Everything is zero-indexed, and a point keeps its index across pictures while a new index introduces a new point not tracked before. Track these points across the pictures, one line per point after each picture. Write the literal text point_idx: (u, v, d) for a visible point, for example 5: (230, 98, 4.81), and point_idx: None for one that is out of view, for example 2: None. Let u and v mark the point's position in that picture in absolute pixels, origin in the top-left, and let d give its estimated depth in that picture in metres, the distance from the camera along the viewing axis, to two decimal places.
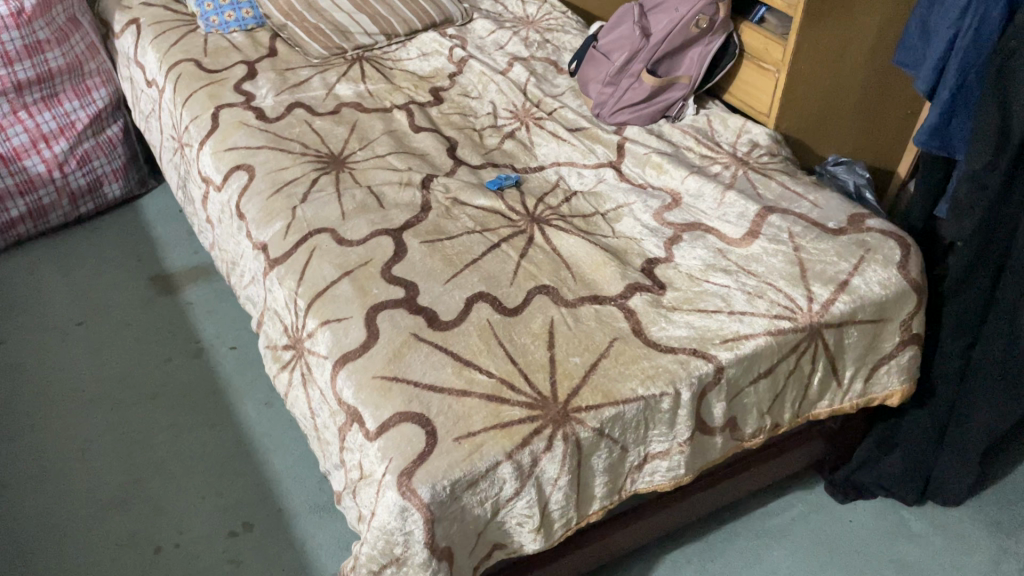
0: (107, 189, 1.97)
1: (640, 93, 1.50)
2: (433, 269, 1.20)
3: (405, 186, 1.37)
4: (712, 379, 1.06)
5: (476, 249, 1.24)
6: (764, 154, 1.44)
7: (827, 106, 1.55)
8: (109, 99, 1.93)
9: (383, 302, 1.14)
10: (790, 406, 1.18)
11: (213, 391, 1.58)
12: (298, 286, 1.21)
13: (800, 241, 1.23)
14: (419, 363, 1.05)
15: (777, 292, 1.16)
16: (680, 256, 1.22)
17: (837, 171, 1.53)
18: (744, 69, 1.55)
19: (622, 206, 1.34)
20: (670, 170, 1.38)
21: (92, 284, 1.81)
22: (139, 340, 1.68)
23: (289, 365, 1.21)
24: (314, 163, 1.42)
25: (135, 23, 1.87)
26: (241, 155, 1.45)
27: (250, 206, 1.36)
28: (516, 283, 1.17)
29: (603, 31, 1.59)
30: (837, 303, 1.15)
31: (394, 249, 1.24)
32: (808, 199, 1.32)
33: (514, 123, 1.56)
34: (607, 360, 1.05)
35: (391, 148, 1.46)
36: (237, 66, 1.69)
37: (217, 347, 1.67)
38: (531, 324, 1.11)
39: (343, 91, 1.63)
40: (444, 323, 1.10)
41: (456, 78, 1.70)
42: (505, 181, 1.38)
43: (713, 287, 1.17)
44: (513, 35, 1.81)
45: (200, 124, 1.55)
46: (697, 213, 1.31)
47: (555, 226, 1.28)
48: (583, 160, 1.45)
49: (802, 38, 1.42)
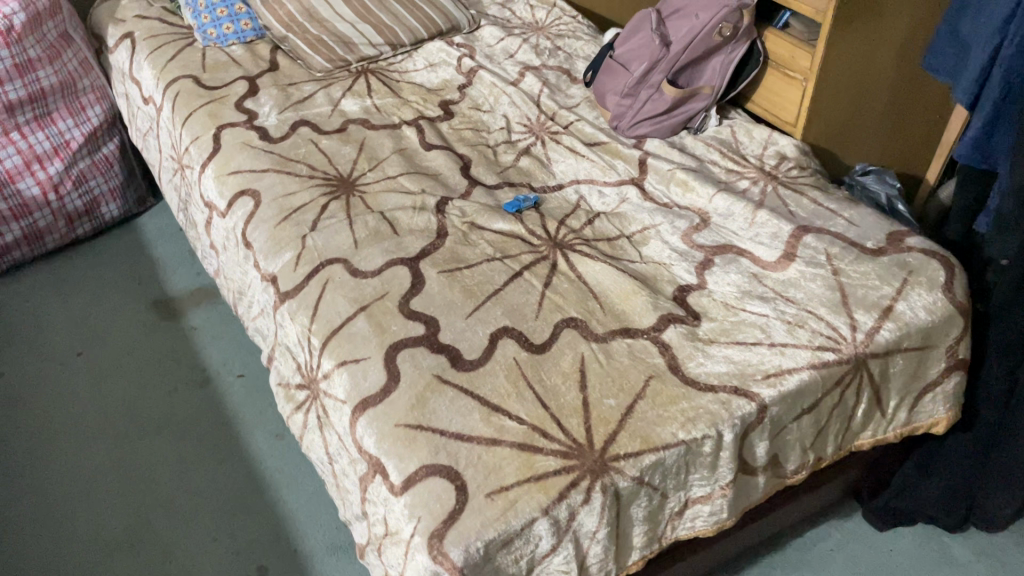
0: (104, 209, 1.91)
1: (661, 104, 1.44)
2: (454, 302, 1.13)
3: (419, 210, 1.30)
4: (755, 418, 1.01)
5: (498, 278, 1.18)
6: (793, 167, 1.38)
7: (856, 114, 1.48)
8: (104, 116, 1.86)
9: (403, 340, 1.08)
10: (832, 440, 1.13)
11: (221, 424, 1.52)
12: (311, 322, 1.15)
13: (839, 263, 1.17)
14: (444, 408, 0.99)
15: (819, 321, 1.10)
16: (712, 282, 1.16)
17: (867, 182, 1.48)
18: (769, 77, 1.49)
19: (648, 228, 1.27)
20: (697, 188, 1.32)
21: (91, 310, 1.75)
22: (142, 370, 1.62)
23: (303, 406, 1.15)
24: (322, 188, 1.35)
25: (129, 37, 1.80)
26: (245, 179, 1.39)
27: (257, 234, 1.30)
28: (542, 316, 1.11)
29: (619, 40, 1.52)
30: (882, 331, 1.09)
31: (411, 280, 1.17)
32: (843, 216, 1.26)
33: (529, 137, 1.49)
34: (644, 402, 0.99)
35: (402, 168, 1.40)
36: (238, 81, 1.62)
37: (224, 375, 1.61)
38: (560, 362, 1.04)
39: (349, 106, 1.56)
40: (468, 364, 1.04)
41: (466, 90, 1.63)
42: (523, 202, 1.32)
43: (750, 316, 1.10)
44: (523, 43, 1.74)
45: (200, 145, 1.49)
46: (728, 234, 1.24)
47: (579, 251, 1.22)
48: (603, 176, 1.39)
49: (832, 45, 1.35)
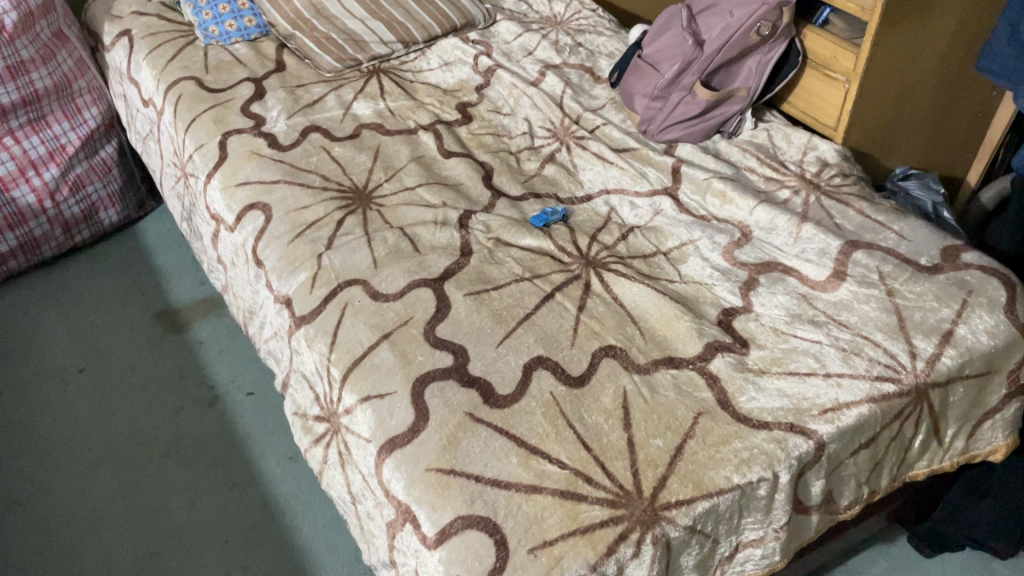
0: (103, 215, 1.83)
1: (693, 108, 1.36)
2: (483, 328, 1.06)
3: (441, 225, 1.22)
4: (812, 457, 0.94)
5: (529, 300, 1.10)
6: (836, 175, 1.30)
7: (898, 116, 1.40)
8: (101, 118, 1.77)
9: (430, 373, 1.00)
10: (888, 472, 1.05)
11: (232, 447, 1.45)
12: (330, 350, 1.07)
13: (893, 283, 1.10)
14: (478, 450, 0.91)
15: (876, 348, 1.02)
16: (758, 304, 1.09)
17: (910, 187, 1.41)
18: (807, 77, 1.41)
19: (686, 243, 1.19)
20: (736, 199, 1.24)
21: (91, 324, 1.67)
22: (147, 388, 1.55)
23: (323, 440, 1.07)
24: (337, 201, 1.27)
25: (127, 34, 1.71)
26: (255, 192, 1.31)
27: (268, 252, 1.22)
28: (578, 344, 1.04)
29: (647, 39, 1.44)
30: (943, 359, 1.01)
31: (436, 303, 1.10)
32: (892, 229, 1.18)
33: (553, 143, 1.41)
34: (693, 442, 0.92)
35: (421, 178, 1.32)
36: (243, 83, 1.53)
37: (233, 393, 1.53)
38: (601, 397, 0.97)
39: (362, 110, 1.49)
40: (501, 399, 0.97)
41: (484, 91, 1.55)
42: (551, 216, 1.24)
43: (802, 343, 1.03)
44: (542, 39, 1.66)
45: (205, 154, 1.41)
46: (771, 250, 1.17)
47: (613, 270, 1.14)
48: (634, 186, 1.31)
49: (878, 45, 1.27)
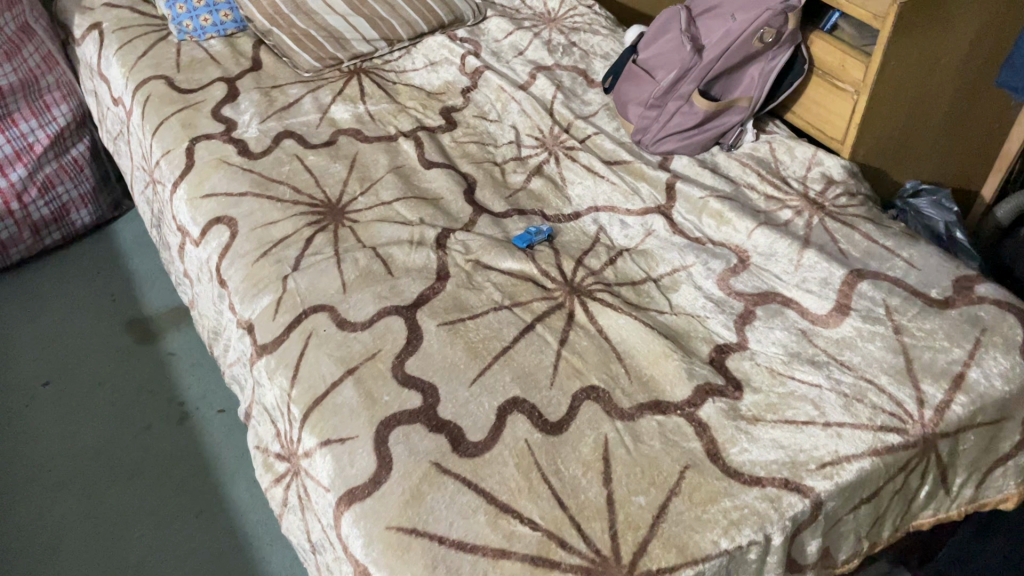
0: (74, 216, 1.75)
1: (691, 119, 1.27)
2: (456, 364, 0.98)
3: (417, 246, 1.14)
4: (808, 516, 0.86)
5: (507, 332, 1.02)
6: (841, 194, 1.21)
7: (910, 129, 1.32)
8: (72, 115, 1.69)
9: (395, 416, 0.92)
10: (890, 523, 0.97)
11: (200, 469, 1.38)
12: (291, 385, 0.99)
13: (900, 318, 1.01)
14: (442, 507, 0.84)
15: (880, 394, 0.94)
16: (754, 340, 1.01)
17: (919, 205, 1.33)
18: (813, 87, 1.32)
19: (678, 269, 1.11)
20: (733, 220, 1.16)
21: (60, 332, 1.60)
22: (115, 404, 1.47)
23: (283, 480, 1.00)
24: (307, 216, 1.19)
25: (97, 28, 1.62)
26: (221, 204, 1.23)
27: (232, 272, 1.15)
28: (558, 384, 0.96)
29: (643, 43, 1.35)
30: (953, 406, 0.93)
31: (406, 335, 1.02)
32: (901, 256, 1.10)
33: (541, 153, 1.33)
34: (678, 500, 0.84)
35: (398, 192, 1.24)
36: (215, 83, 1.45)
37: (204, 411, 1.46)
38: (580, 446, 0.89)
39: (340, 114, 1.40)
40: (471, 446, 0.89)
41: (470, 94, 1.46)
42: (535, 235, 1.16)
43: (800, 387, 0.95)
44: (534, 38, 1.57)
45: (172, 160, 1.32)
46: (770, 279, 1.09)
47: (599, 299, 1.06)
48: (625, 203, 1.22)
49: (891, 55, 1.18)
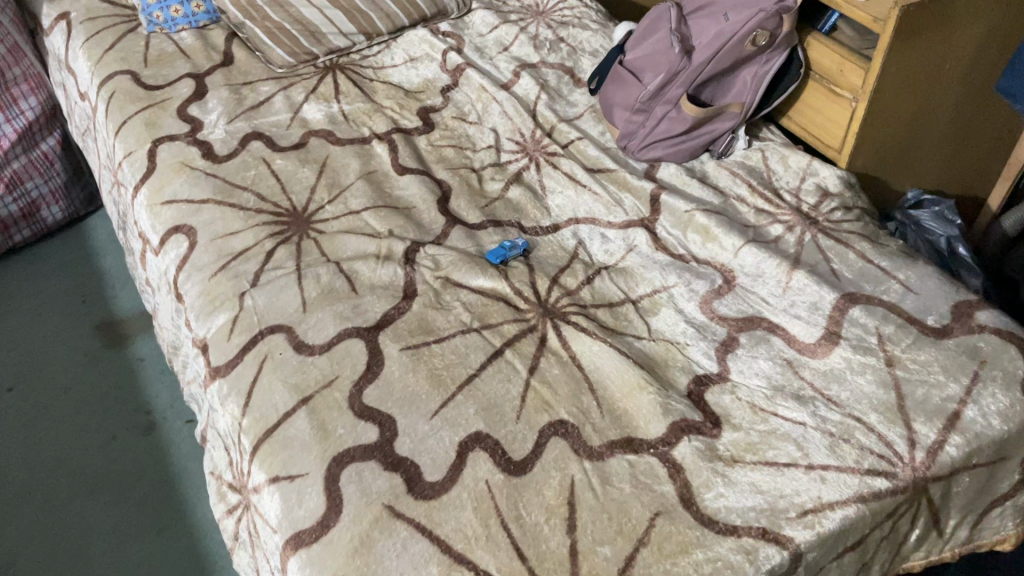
0: (45, 213, 1.69)
1: (679, 125, 1.20)
2: (418, 395, 0.92)
3: (384, 261, 1.08)
4: (788, 570, 0.79)
5: (474, 358, 0.96)
6: (837, 208, 1.14)
7: (912, 137, 1.24)
8: (41, 108, 1.62)
9: (349, 452, 0.87)
10: (878, 569, 0.89)
11: (164, 483, 1.32)
12: (242, 414, 0.94)
13: (893, 349, 0.95)
14: (393, 556, 0.78)
15: (869, 433, 0.87)
16: (737, 370, 0.94)
17: (921, 217, 1.25)
18: (810, 92, 1.25)
19: (659, 290, 1.05)
20: (719, 237, 1.10)
21: (27, 335, 1.54)
22: (80, 412, 1.42)
23: (235, 512, 0.95)
24: (271, 226, 1.13)
25: (65, 18, 1.55)
26: (181, 212, 1.16)
27: (189, 285, 1.08)
28: (525, 418, 0.89)
29: (631, 43, 1.28)
30: (947, 448, 0.86)
31: (367, 360, 0.96)
32: (897, 278, 1.04)
33: (521, 158, 1.26)
34: (646, 552, 0.78)
35: (368, 200, 1.17)
36: (183, 80, 1.38)
37: (171, 421, 1.41)
38: (544, 490, 0.83)
39: (312, 114, 1.34)
40: (428, 487, 0.83)
41: (450, 93, 1.39)
42: (509, 251, 1.09)
43: (783, 425, 0.88)
44: (519, 33, 1.51)
45: (133, 162, 1.26)
46: (756, 302, 1.02)
47: (573, 322, 1.00)
48: (607, 215, 1.16)
49: (892, 60, 1.10)
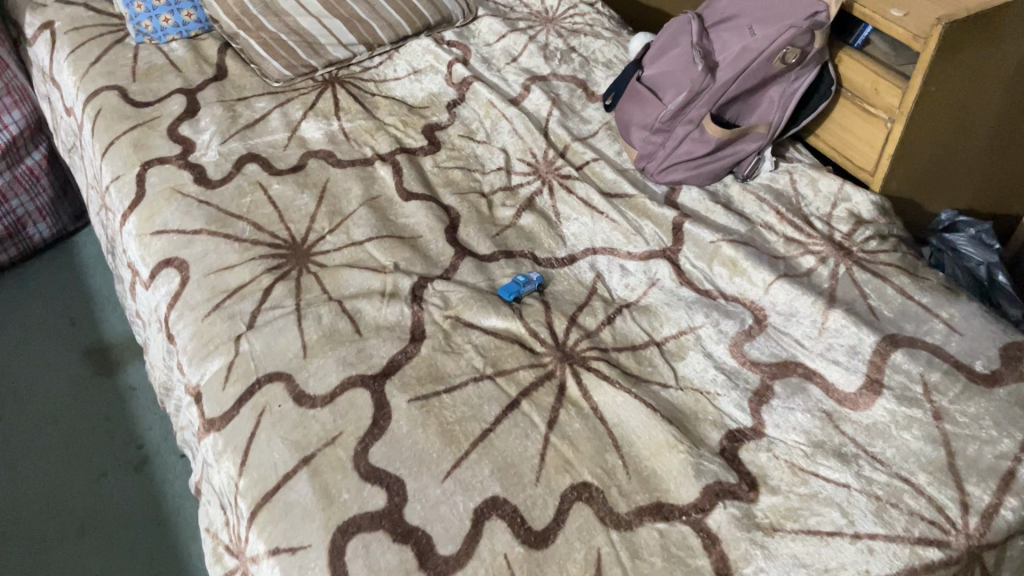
0: (32, 230, 1.63)
1: (701, 147, 1.13)
2: (429, 453, 0.85)
3: (389, 299, 1.01)
4: None
5: (488, 409, 0.89)
6: (872, 237, 1.07)
7: (948, 157, 1.17)
8: (25, 122, 1.54)
9: (355, 520, 0.80)
10: None
11: (160, 523, 1.25)
12: (239, 474, 0.86)
13: (940, 400, 0.88)
14: None
15: (918, 497, 0.81)
16: (773, 425, 0.87)
17: (958, 241, 1.18)
18: (840, 109, 1.18)
19: (685, 331, 0.98)
20: (748, 271, 1.03)
21: (13, 362, 1.47)
22: (69, 446, 1.35)
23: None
24: (268, 259, 1.05)
25: (49, 27, 1.47)
26: (172, 244, 1.09)
27: (180, 326, 1.01)
28: (545, 480, 0.83)
29: (649, 57, 1.21)
30: (1003, 512, 0.79)
31: (372, 414, 0.88)
32: (940, 316, 0.96)
33: (533, 182, 1.19)
34: None
35: (371, 229, 1.10)
36: (173, 96, 1.30)
37: (166, 455, 1.34)
38: (568, 565, 0.76)
39: (311, 132, 1.26)
40: (441, 562, 0.77)
41: (457, 109, 1.32)
42: (523, 286, 1.02)
43: (826, 487, 0.81)
44: (528, 42, 1.44)
45: (121, 187, 1.18)
46: (790, 345, 0.96)
47: (594, 369, 0.93)
48: (626, 245, 1.09)
49: (932, 80, 1.03)
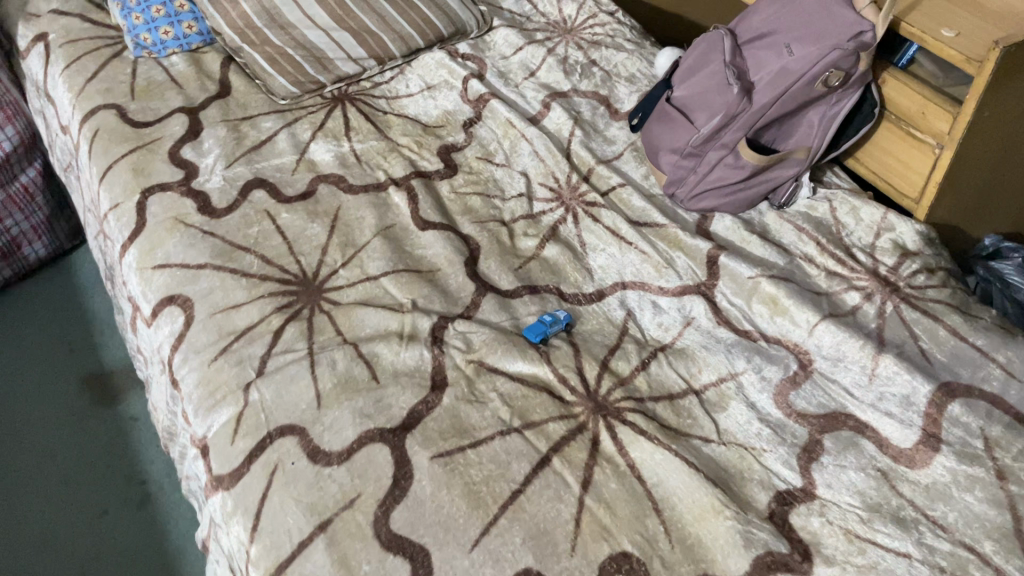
0: (27, 250, 1.56)
1: (735, 174, 1.07)
2: (455, 519, 0.79)
3: (407, 341, 0.94)
4: None
5: (517, 467, 0.83)
6: (919, 271, 1.01)
7: (998, 183, 1.10)
8: (19, 137, 1.47)
9: None
10: None
11: (162, 567, 1.19)
12: (249, 540, 0.80)
13: (1003, 457, 0.82)
14: None
15: (986, 568, 0.74)
16: (824, 485, 0.82)
17: (1005, 271, 1.11)
18: (883, 132, 1.12)
19: (725, 378, 0.92)
20: (790, 310, 0.97)
21: (9, 392, 1.40)
22: (67, 483, 1.28)
23: None
24: (278, 296, 0.99)
25: (44, 40, 1.40)
26: (175, 279, 1.02)
27: (185, 371, 0.95)
28: (581, 550, 0.76)
29: (679, 76, 1.14)
30: None
31: (393, 473, 0.82)
32: (997, 360, 0.90)
33: (557, 209, 1.13)
34: None
35: (386, 263, 1.04)
36: (174, 115, 1.23)
37: (168, 492, 1.28)
38: None
39: (320, 154, 1.19)
40: None
41: (473, 129, 1.26)
42: (550, 326, 0.95)
43: (886, 558, 0.75)
44: (547, 56, 1.38)
45: (120, 216, 1.11)
46: (839, 394, 0.90)
47: (629, 421, 0.87)
48: (658, 279, 1.03)
49: (987, 105, 0.96)
